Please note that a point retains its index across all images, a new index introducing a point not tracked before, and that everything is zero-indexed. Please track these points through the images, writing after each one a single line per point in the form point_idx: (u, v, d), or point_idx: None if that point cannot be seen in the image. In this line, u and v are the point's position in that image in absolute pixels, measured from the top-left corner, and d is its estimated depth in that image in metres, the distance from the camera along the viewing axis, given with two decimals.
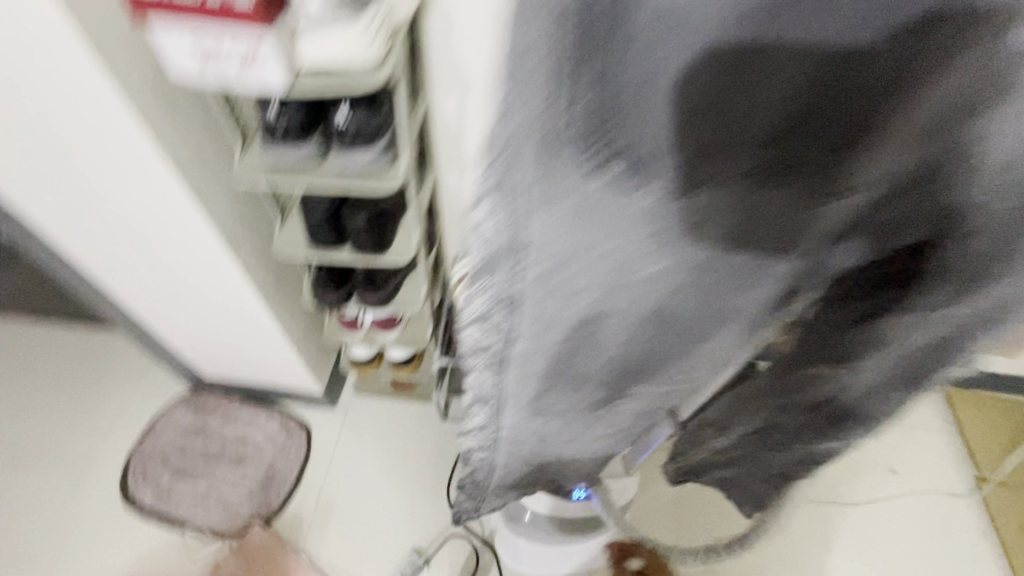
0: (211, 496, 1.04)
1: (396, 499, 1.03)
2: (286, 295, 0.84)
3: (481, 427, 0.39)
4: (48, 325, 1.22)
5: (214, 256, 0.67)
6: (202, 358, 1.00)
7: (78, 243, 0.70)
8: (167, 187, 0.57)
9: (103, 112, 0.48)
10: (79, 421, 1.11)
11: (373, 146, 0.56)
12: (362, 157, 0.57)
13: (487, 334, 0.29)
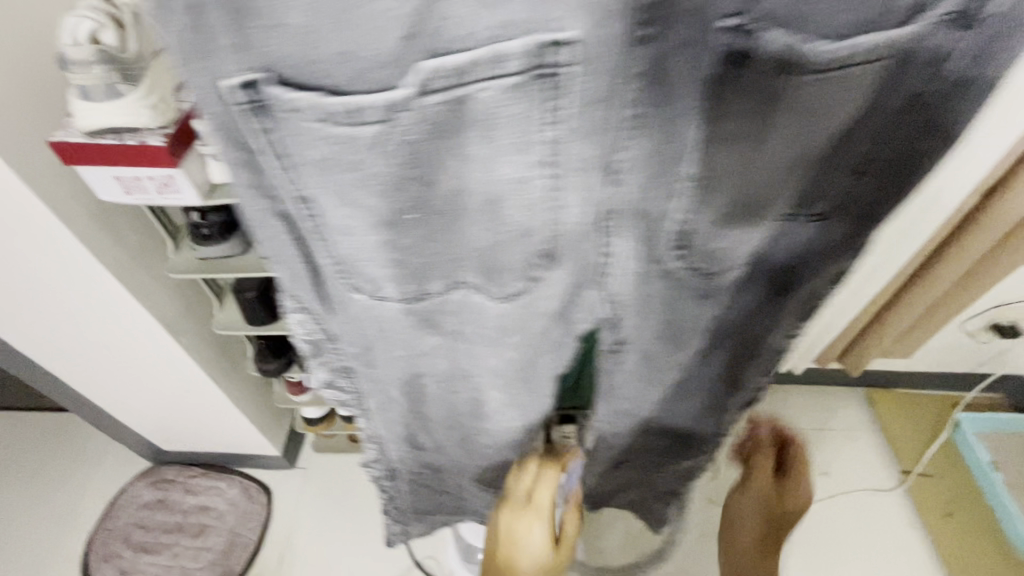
0: (173, 569, 1.06)
1: (372, 553, 1.07)
2: (234, 366, 0.91)
3: (374, 438, 0.52)
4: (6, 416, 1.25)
5: (159, 342, 0.75)
6: (166, 435, 1.06)
7: (18, 340, 0.76)
8: (108, 285, 0.65)
9: (41, 230, 0.57)
10: (42, 508, 1.13)
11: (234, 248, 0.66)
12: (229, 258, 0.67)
13: (340, 392, 0.45)
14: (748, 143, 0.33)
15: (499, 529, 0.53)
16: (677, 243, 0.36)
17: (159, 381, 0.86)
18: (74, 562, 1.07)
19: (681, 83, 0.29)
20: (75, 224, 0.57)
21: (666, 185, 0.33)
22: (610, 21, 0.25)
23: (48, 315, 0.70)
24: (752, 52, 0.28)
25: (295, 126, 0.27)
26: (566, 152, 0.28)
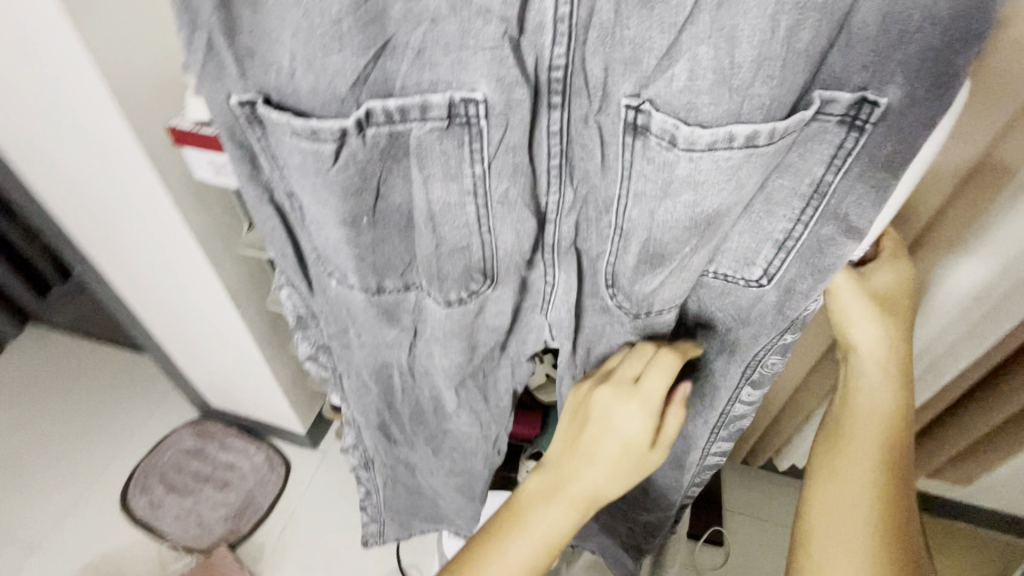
0: (192, 514, 1.17)
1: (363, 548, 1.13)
2: (280, 343, 1.01)
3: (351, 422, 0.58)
4: (101, 348, 1.46)
5: (222, 305, 0.87)
6: (213, 393, 1.18)
7: (115, 277, 0.91)
8: (184, 242, 0.76)
9: (139, 186, 0.69)
10: (104, 434, 1.29)
11: None
12: None
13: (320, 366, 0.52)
14: (658, 209, 0.32)
15: (589, 408, 0.40)
16: (609, 284, 0.38)
17: (214, 341, 0.98)
18: (116, 487, 1.21)
19: (595, 144, 0.32)
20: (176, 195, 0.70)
21: (595, 229, 0.36)
22: (518, 85, 0.29)
23: (142, 262, 0.84)
24: (647, 129, 0.29)
25: (275, 136, 0.31)
26: (492, 187, 0.33)
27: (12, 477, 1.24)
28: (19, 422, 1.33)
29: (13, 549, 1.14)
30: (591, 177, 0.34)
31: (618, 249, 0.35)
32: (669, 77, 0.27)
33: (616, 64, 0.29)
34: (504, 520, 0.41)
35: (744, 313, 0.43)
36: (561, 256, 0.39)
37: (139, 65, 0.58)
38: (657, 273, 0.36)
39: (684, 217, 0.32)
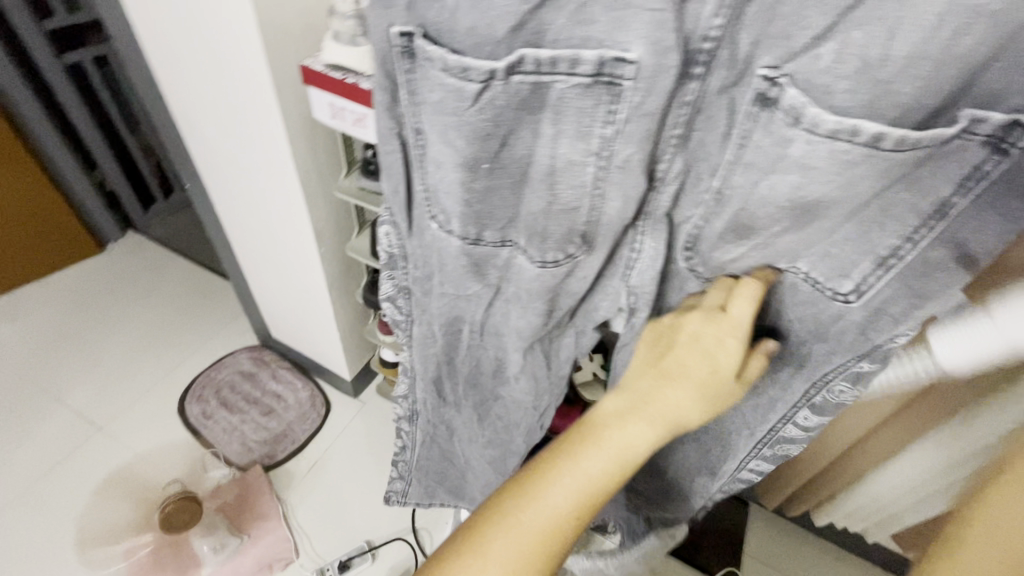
0: (237, 432, 1.24)
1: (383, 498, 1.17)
2: (347, 290, 1.07)
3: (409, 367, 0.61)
4: (186, 266, 1.59)
5: (306, 241, 0.92)
6: (277, 324, 1.26)
7: (217, 196, 0.99)
8: (287, 174, 0.81)
9: (261, 113, 0.74)
10: (174, 342, 1.41)
11: None
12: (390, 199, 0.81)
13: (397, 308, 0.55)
14: (761, 183, 0.34)
15: (675, 334, 0.42)
16: (688, 246, 0.40)
17: (290, 275, 1.04)
18: (176, 392, 1.31)
19: (720, 117, 0.34)
20: (291, 129, 0.76)
21: (693, 200, 0.38)
22: (671, 51, 0.29)
23: (246, 185, 0.91)
24: (776, 101, 0.31)
25: (426, 71, 0.33)
26: (617, 151, 0.34)
27: (90, 364, 1.36)
28: (104, 317, 1.46)
29: (79, 425, 1.24)
30: (705, 149, 0.36)
31: (708, 215, 0.38)
32: (812, 58, 0.29)
33: (766, 39, 0.30)
34: (577, 434, 0.40)
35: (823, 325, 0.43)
36: (654, 229, 0.40)
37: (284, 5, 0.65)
38: (740, 242, 0.38)
39: (785, 200, 0.34)
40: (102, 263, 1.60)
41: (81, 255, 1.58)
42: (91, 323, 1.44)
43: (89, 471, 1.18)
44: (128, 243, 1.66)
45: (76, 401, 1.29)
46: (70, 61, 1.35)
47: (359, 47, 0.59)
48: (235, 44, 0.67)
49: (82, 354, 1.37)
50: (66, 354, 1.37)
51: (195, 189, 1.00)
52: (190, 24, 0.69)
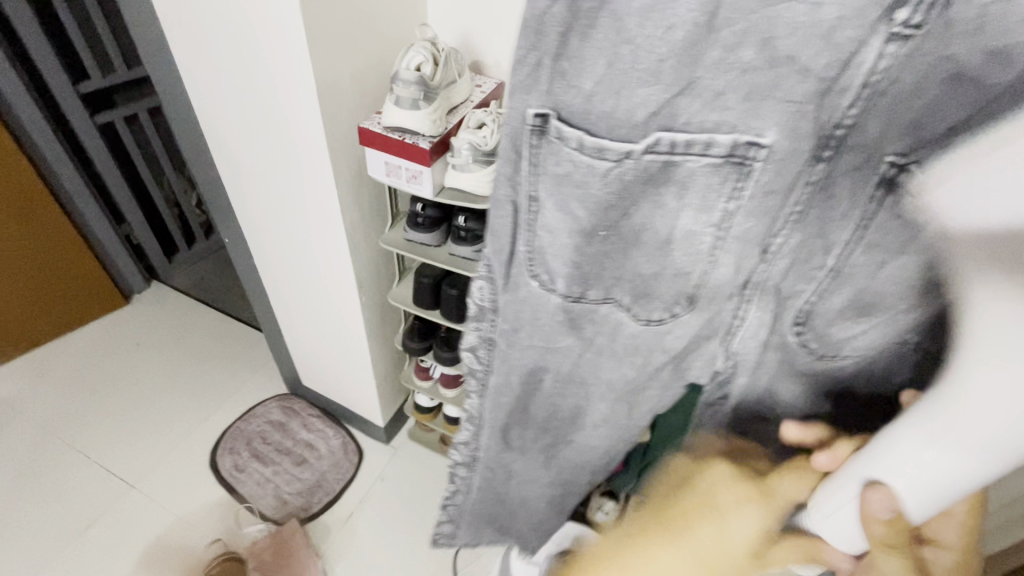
0: (271, 483, 1.23)
1: (422, 549, 1.14)
2: (384, 336, 1.07)
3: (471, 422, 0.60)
4: (212, 315, 1.60)
5: (348, 291, 0.93)
6: (309, 373, 1.26)
7: (257, 249, 1.00)
8: (334, 227, 0.83)
9: (312, 171, 0.76)
10: (204, 393, 1.40)
11: (458, 243, 0.79)
12: (441, 251, 0.82)
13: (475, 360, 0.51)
14: (888, 261, 0.33)
15: (694, 481, 0.41)
16: (800, 321, 0.38)
17: (330, 324, 1.04)
18: (207, 446, 1.29)
19: (842, 201, 0.33)
20: (342, 186, 0.78)
21: (804, 275, 0.36)
22: (805, 139, 0.31)
23: (287, 239, 0.92)
24: (904, 187, 0.30)
25: (555, 151, 0.33)
26: (736, 225, 0.35)
27: (119, 420, 1.34)
28: (132, 370, 1.45)
29: (112, 483, 1.23)
30: (827, 229, 0.34)
31: (824, 291, 0.36)
32: (948, 148, 0.28)
33: (895, 127, 0.30)
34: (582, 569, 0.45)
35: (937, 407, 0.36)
36: (760, 299, 0.39)
37: (354, 67, 0.70)
38: (858, 321, 0.36)
39: (909, 274, 0.33)
40: (128, 315, 1.60)
41: (107, 308, 1.58)
42: (118, 377, 1.44)
43: (122, 534, 1.15)
44: (154, 294, 1.67)
45: (107, 459, 1.27)
46: (103, 121, 1.39)
47: (420, 110, 0.63)
48: (299, 113, 0.70)
49: (112, 409, 1.37)
50: (95, 410, 1.36)
51: (234, 243, 1.01)
52: (251, 94, 0.72)
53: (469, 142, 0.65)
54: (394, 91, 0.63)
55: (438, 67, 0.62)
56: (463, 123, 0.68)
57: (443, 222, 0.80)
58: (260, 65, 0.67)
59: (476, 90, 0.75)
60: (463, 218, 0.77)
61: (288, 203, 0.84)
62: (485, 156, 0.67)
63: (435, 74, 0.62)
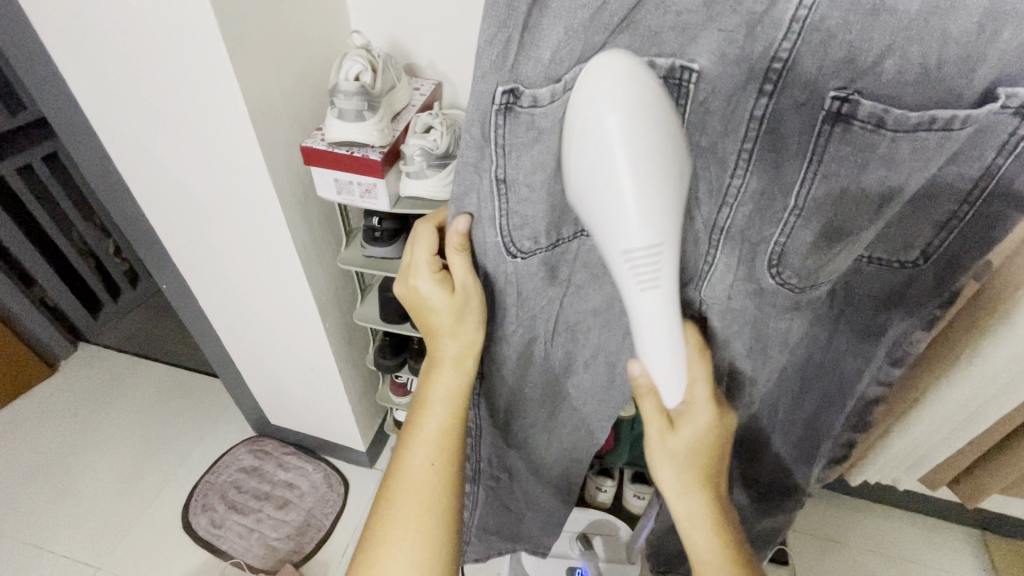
0: (255, 533, 1.16)
1: None
2: (354, 357, 1.03)
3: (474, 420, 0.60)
4: (155, 368, 1.49)
5: (310, 319, 0.89)
6: (276, 411, 1.20)
7: (201, 290, 0.93)
8: (285, 252, 0.78)
9: (254, 197, 0.72)
10: (162, 451, 1.30)
11: None
12: None
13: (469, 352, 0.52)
14: (849, 187, 0.34)
15: (427, 380, 0.50)
16: (774, 264, 0.38)
17: (294, 355, 0.99)
18: (178, 506, 1.20)
19: (796, 135, 0.34)
20: (288, 209, 0.74)
21: (773, 218, 0.36)
22: (735, 63, 0.33)
23: (234, 273, 0.86)
24: (853, 117, 0.31)
25: (529, 119, 0.35)
26: (712, 175, 0.37)
27: (69, 499, 1.22)
28: (74, 444, 1.32)
29: (74, 566, 1.12)
30: (783, 169, 0.35)
31: (793, 229, 0.36)
32: (881, 71, 0.30)
33: (830, 63, 0.31)
34: (392, 484, 0.49)
35: (897, 292, 0.42)
36: (728, 244, 0.39)
37: (283, 83, 0.66)
38: (834, 252, 0.37)
39: (871, 192, 0.34)
40: (58, 385, 1.46)
41: (32, 381, 1.43)
42: (60, 454, 1.31)
43: None
44: (83, 356, 1.53)
45: (62, 544, 1.15)
46: None
47: (367, 121, 0.60)
48: (240, 142, 0.65)
49: (58, 488, 1.24)
50: (37, 495, 1.23)
51: (175, 287, 0.95)
52: (176, 125, 0.66)
53: (422, 146, 0.64)
54: (335, 105, 0.60)
55: (377, 74, 0.60)
56: (408, 130, 0.66)
57: (401, 232, 0.78)
58: (188, 95, 0.62)
59: (415, 95, 0.73)
60: None
61: (240, 241, 0.80)
62: (439, 159, 0.65)
63: (376, 82, 0.60)
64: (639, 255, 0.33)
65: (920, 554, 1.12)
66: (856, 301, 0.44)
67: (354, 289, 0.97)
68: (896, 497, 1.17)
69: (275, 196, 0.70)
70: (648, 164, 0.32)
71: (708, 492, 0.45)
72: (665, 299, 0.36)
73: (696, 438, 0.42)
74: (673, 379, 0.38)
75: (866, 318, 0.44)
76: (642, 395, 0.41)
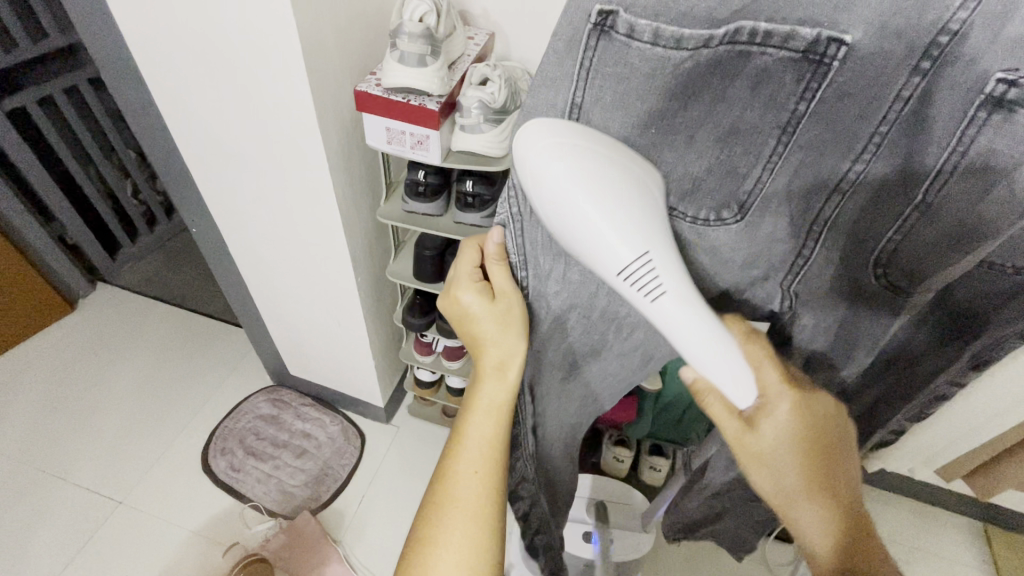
0: (272, 479, 1.18)
1: None
2: (381, 314, 1.03)
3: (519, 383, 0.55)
4: (175, 312, 1.49)
5: (344, 273, 0.88)
6: (297, 362, 1.20)
7: (232, 236, 0.92)
8: (325, 202, 0.77)
9: (297, 141, 0.69)
10: (180, 395, 1.31)
11: (467, 211, 0.76)
12: (450, 220, 0.79)
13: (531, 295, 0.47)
14: (997, 184, 0.29)
15: (472, 395, 0.48)
16: (880, 262, 0.35)
17: (322, 308, 0.99)
18: (196, 449, 1.22)
19: (941, 121, 0.29)
20: (332, 158, 0.72)
21: (891, 212, 0.33)
22: (895, 37, 0.28)
23: (269, 220, 0.85)
24: (1019, 103, 0.27)
25: (623, 50, 0.31)
26: (824, 163, 0.33)
27: (92, 434, 1.24)
28: (93, 382, 1.34)
29: (95, 498, 1.14)
30: (918, 158, 0.31)
31: (916, 223, 0.33)
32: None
33: (1005, 43, 0.26)
34: (434, 501, 0.46)
35: (1001, 299, 0.37)
36: (830, 234, 0.37)
37: (338, 21, 0.63)
38: (956, 255, 0.33)
39: (1022, 196, 0.29)
40: (77, 322, 1.46)
41: (53, 317, 1.44)
42: (82, 389, 1.32)
43: (121, 549, 1.08)
44: (103, 296, 1.53)
45: (85, 477, 1.18)
46: (13, 107, 1.21)
47: (428, 67, 0.58)
48: (289, 86, 0.63)
49: (77, 423, 1.26)
50: (61, 428, 1.25)
51: (205, 231, 0.93)
52: (223, 57, 0.63)
53: (479, 99, 0.61)
54: (396, 46, 0.58)
55: (442, 17, 0.58)
56: (465, 81, 0.63)
57: (445, 188, 0.76)
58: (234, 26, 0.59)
59: (470, 45, 0.70)
60: (471, 183, 0.75)
61: (282, 190, 0.78)
62: (496, 114, 0.63)
63: (439, 26, 0.58)
64: (632, 268, 0.32)
65: (924, 541, 1.14)
66: (948, 304, 0.40)
67: (388, 245, 0.97)
68: (902, 485, 1.18)
69: (320, 138, 0.68)
70: (607, 193, 0.32)
71: (820, 493, 0.39)
72: (682, 297, 0.33)
73: (776, 435, 0.38)
74: (730, 383, 0.35)
75: (959, 316, 0.40)
76: (705, 394, 0.38)
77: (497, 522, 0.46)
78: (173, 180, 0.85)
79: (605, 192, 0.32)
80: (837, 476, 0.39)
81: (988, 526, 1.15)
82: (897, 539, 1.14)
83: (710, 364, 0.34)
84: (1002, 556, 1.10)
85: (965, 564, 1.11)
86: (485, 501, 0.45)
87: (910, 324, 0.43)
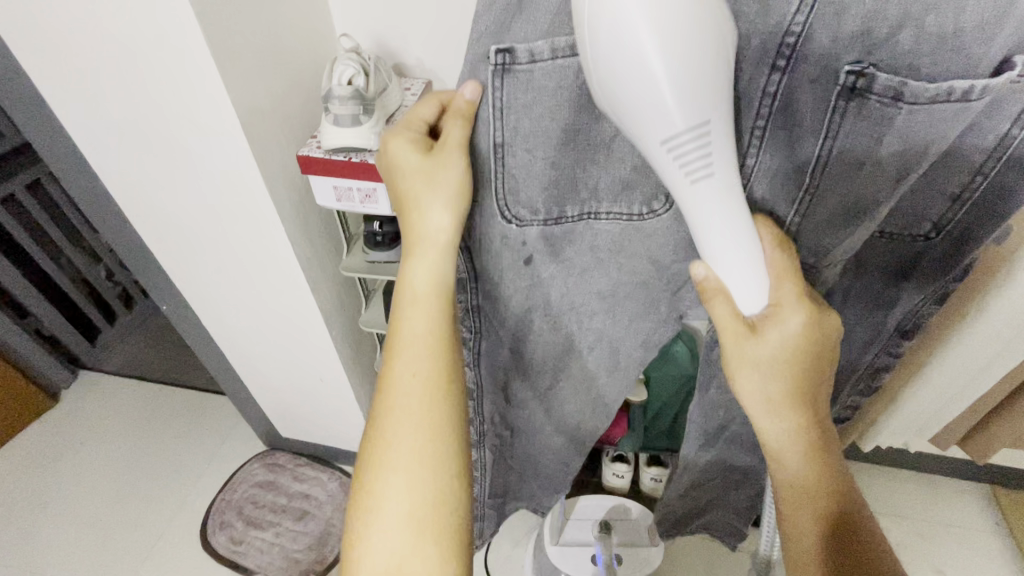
0: (274, 546, 1.16)
1: None
2: (362, 364, 1.04)
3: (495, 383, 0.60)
4: (160, 389, 1.48)
5: (316, 330, 0.89)
6: (287, 423, 1.19)
7: (201, 307, 0.92)
8: (286, 262, 0.77)
9: (248, 205, 0.70)
10: (172, 474, 1.29)
11: None
12: None
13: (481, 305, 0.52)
14: (866, 160, 0.36)
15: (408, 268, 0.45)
16: (790, 241, 0.41)
17: (302, 367, 0.99)
18: (193, 527, 1.20)
19: (810, 111, 0.35)
20: (288, 218, 0.73)
21: (791, 196, 0.39)
22: (750, 41, 0.34)
23: (234, 287, 0.86)
24: (868, 90, 0.33)
25: (527, 76, 0.37)
26: None
27: (86, 528, 1.21)
28: (80, 473, 1.31)
29: None
30: (799, 146, 0.37)
31: (810, 205, 0.39)
32: (892, 45, 0.32)
33: (843, 38, 0.33)
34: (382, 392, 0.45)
35: (906, 263, 0.44)
36: None
37: (271, 87, 0.65)
38: (852, 226, 0.39)
39: (887, 167, 0.36)
40: (61, 414, 1.44)
41: (35, 414, 1.42)
42: (71, 482, 1.29)
43: None
44: (83, 384, 1.51)
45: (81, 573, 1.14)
46: None
47: (363, 125, 0.60)
48: (235, 160, 0.65)
49: (69, 518, 1.23)
50: (52, 526, 1.22)
51: (177, 307, 0.93)
52: (163, 135, 0.65)
53: None
54: (329, 110, 0.60)
55: (369, 76, 0.61)
56: None
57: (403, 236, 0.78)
58: (175, 105, 0.61)
59: (409, 95, 0.73)
60: None
61: (242, 256, 0.79)
62: None
63: (368, 85, 0.60)
64: (684, 140, 0.32)
65: (932, 512, 1.14)
66: (868, 269, 0.46)
67: (360, 296, 0.98)
68: (904, 461, 1.18)
69: (270, 200, 0.69)
70: (681, 52, 0.30)
71: (802, 407, 0.41)
72: (717, 186, 0.35)
73: (779, 343, 0.39)
74: (744, 274, 0.37)
75: (879, 296, 0.47)
76: (713, 298, 0.38)
77: (453, 395, 0.45)
78: (137, 260, 0.86)
79: (683, 59, 0.30)
80: (817, 394, 0.42)
81: (994, 488, 1.15)
82: (909, 515, 1.13)
83: (731, 255, 0.37)
84: (1012, 516, 1.10)
85: (978, 530, 1.10)
86: (434, 384, 0.44)
87: (840, 298, 0.49)
